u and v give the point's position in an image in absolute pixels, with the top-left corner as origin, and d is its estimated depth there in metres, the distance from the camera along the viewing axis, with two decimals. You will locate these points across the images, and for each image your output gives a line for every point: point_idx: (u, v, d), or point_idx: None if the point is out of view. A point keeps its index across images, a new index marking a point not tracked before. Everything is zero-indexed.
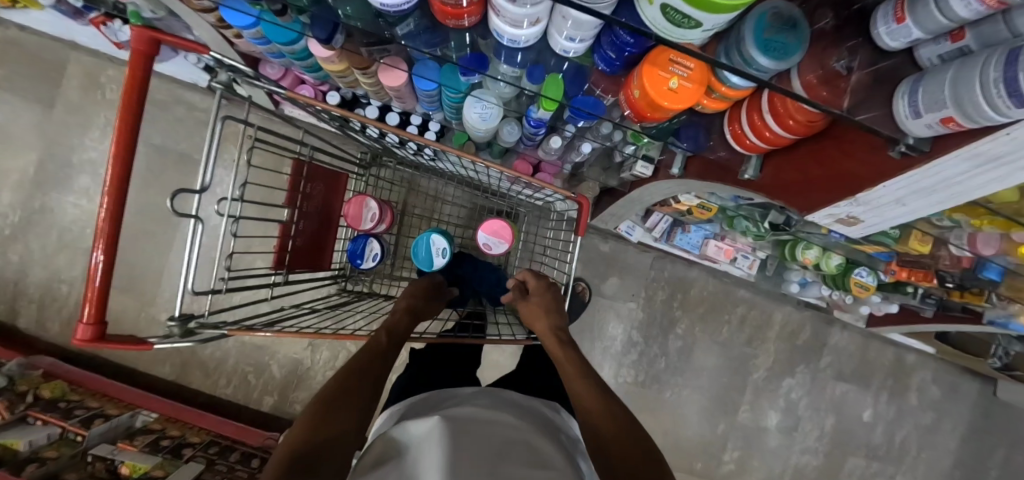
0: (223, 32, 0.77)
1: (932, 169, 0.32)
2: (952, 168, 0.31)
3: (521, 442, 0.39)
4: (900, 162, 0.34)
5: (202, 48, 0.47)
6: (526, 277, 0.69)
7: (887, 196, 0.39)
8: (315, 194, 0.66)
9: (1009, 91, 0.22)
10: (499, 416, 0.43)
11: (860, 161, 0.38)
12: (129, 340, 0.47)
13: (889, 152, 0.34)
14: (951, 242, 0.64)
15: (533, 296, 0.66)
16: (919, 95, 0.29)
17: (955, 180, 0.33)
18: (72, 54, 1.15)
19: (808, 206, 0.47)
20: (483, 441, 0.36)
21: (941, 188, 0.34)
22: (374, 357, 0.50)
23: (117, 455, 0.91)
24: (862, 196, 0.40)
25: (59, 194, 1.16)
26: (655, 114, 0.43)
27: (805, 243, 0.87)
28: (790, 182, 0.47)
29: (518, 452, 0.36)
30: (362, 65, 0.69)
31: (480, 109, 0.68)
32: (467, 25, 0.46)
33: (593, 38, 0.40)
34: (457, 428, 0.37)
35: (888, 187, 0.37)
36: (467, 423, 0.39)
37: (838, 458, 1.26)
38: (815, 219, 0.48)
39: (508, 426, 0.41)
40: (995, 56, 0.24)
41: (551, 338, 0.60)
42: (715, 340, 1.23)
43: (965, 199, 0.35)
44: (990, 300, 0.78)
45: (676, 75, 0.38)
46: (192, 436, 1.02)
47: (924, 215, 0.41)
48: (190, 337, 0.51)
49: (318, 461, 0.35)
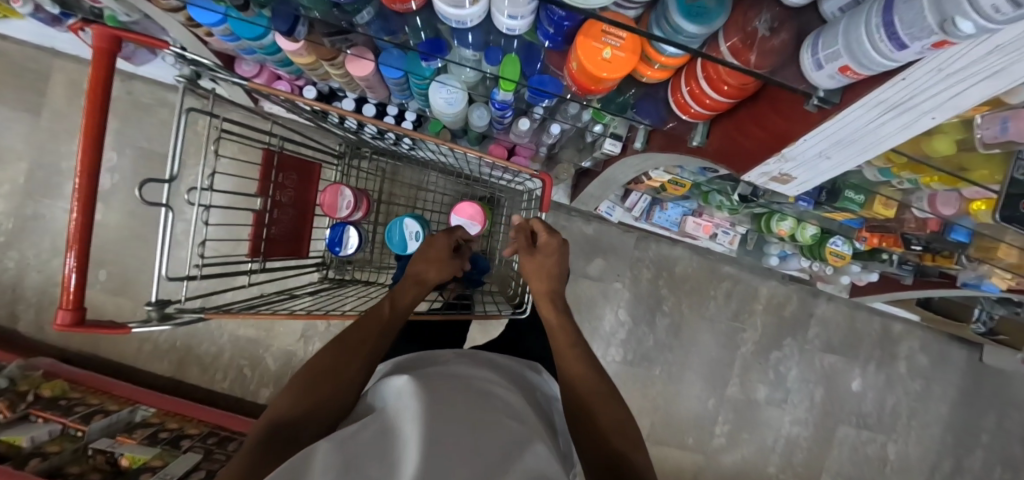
0: (194, 30, 0.78)
1: (843, 121, 0.34)
2: (862, 118, 0.33)
3: (495, 396, 0.40)
4: (816, 116, 0.35)
5: (163, 43, 0.48)
6: (536, 226, 0.61)
7: (811, 152, 0.40)
8: (288, 183, 0.67)
9: (889, 34, 0.23)
10: (474, 375, 0.43)
11: (787, 119, 0.39)
12: (109, 324, 0.49)
13: (807, 107, 0.35)
14: (914, 205, 0.65)
15: (540, 252, 0.59)
16: (820, 47, 0.30)
17: (867, 132, 0.34)
18: (56, 62, 1.17)
19: (743, 168, 0.49)
20: (457, 392, 0.37)
21: (855, 142, 0.36)
22: (374, 333, 0.48)
23: (116, 448, 0.93)
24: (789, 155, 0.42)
25: (51, 200, 1.19)
26: (598, 86, 0.45)
27: (779, 215, 0.88)
28: (730, 146, 0.49)
29: (491, 404, 0.37)
30: (328, 56, 0.69)
31: (446, 93, 0.70)
32: (414, 7, 0.48)
33: (531, 13, 0.42)
34: (430, 386, 0.37)
35: (809, 141, 0.38)
36: (443, 380, 0.40)
37: (828, 428, 1.28)
38: (750, 178, 0.49)
39: (484, 383, 0.42)
40: (878, 2, 0.25)
41: (546, 303, 0.55)
42: (701, 317, 1.25)
43: (883, 149, 0.36)
44: (960, 263, 0.79)
45: (609, 45, 0.40)
46: (190, 428, 1.06)
47: (844, 171, 0.43)
48: (167, 321, 0.53)
49: (301, 432, 0.37)
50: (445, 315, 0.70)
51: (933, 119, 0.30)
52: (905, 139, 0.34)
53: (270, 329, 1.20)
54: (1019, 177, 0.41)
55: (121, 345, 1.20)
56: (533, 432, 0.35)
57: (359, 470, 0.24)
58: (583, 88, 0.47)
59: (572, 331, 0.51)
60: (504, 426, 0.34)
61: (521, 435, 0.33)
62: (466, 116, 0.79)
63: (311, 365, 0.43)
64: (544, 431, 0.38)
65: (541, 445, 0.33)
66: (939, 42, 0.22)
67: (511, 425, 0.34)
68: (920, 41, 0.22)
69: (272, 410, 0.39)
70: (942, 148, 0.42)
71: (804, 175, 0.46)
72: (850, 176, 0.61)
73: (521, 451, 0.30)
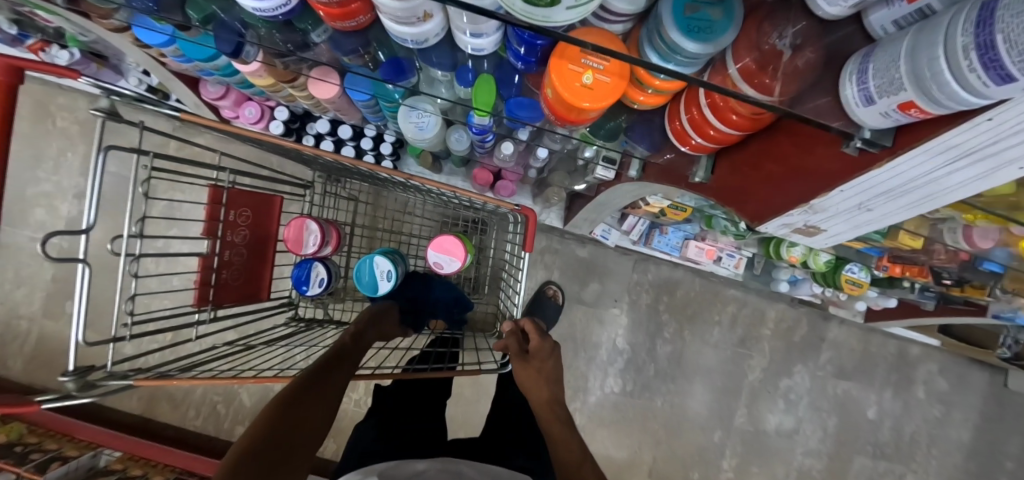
0: (148, 52, 0.69)
1: (894, 167, 0.26)
2: (922, 165, 0.25)
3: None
4: (858, 159, 0.28)
5: (74, 73, 0.42)
6: (526, 326, 0.55)
7: (848, 199, 0.33)
8: (241, 221, 0.60)
9: (986, 62, 0.16)
10: None
11: (815, 161, 0.32)
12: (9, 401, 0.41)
13: (848, 148, 0.27)
14: (947, 240, 0.58)
15: (534, 358, 0.52)
16: (869, 74, 0.22)
17: (928, 181, 0.26)
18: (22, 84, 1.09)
19: (762, 213, 0.41)
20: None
21: (910, 190, 0.28)
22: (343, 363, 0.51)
23: None
24: (817, 202, 0.35)
25: (15, 228, 1.12)
26: (579, 117, 0.37)
27: (789, 240, 0.80)
28: (740, 185, 0.42)
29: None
30: (286, 78, 0.62)
31: (416, 118, 0.63)
32: (364, 23, 0.40)
33: (496, 31, 0.35)
34: None
35: (848, 190, 0.31)
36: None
37: (844, 460, 1.18)
38: (767, 228, 0.43)
39: None
40: (966, 10, 0.17)
41: (547, 415, 0.49)
42: (705, 342, 1.16)
43: (952, 198, 0.28)
44: (994, 293, 0.70)
45: (589, 69, 0.33)
46: (155, 476, 0.96)
47: (892, 221, 0.35)
48: (89, 391, 0.45)
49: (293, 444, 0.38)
50: (421, 368, 0.62)
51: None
52: (981, 189, 0.26)
53: None
54: None
55: None
56: None
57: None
58: (564, 118, 0.40)
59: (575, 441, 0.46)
60: None
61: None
62: (445, 140, 0.72)
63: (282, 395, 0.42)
64: None
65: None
66: None
67: None
68: None
69: (247, 432, 0.37)
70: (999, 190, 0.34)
71: (838, 221, 0.38)
72: None
73: None
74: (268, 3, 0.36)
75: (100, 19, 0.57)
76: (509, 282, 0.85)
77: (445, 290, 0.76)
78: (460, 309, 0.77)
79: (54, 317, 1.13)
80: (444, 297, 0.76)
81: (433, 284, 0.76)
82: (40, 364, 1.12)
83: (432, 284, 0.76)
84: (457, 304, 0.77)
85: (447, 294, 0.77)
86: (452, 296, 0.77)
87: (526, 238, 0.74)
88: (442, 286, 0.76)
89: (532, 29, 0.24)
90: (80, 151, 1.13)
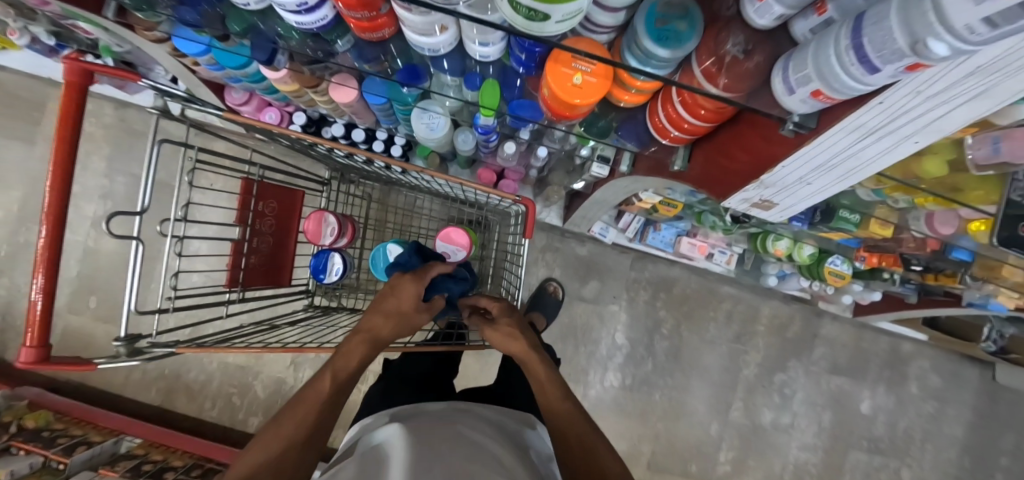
0: (181, 60, 0.74)
1: (821, 144, 0.32)
2: (839, 144, 0.30)
3: (493, 454, 0.35)
4: (793, 140, 0.33)
5: (135, 75, 0.49)
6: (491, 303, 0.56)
7: (790, 176, 0.38)
8: (268, 212, 0.67)
9: (860, 57, 0.22)
10: (474, 437, 0.38)
11: (761, 145, 0.38)
12: (73, 361, 0.47)
13: (783, 132, 0.33)
14: (912, 226, 0.63)
15: (502, 324, 0.51)
16: (789, 71, 0.28)
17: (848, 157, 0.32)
18: (50, 90, 1.14)
19: (726, 191, 0.47)
20: (439, 457, 0.32)
21: (836, 166, 0.34)
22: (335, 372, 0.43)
23: None
24: (767, 179, 0.41)
25: (38, 227, 1.17)
26: (572, 112, 0.43)
27: (774, 234, 0.86)
28: (710, 170, 0.48)
29: (482, 461, 0.33)
30: (311, 83, 0.68)
31: (427, 119, 0.69)
32: (387, 35, 0.47)
33: (501, 40, 0.41)
34: (426, 459, 0.32)
35: (788, 167, 0.37)
36: (425, 438, 0.36)
37: (838, 455, 1.15)
38: (730, 203, 0.48)
39: (476, 438, 0.37)
40: (846, 21, 0.23)
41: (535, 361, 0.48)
42: (701, 338, 1.17)
43: (866, 174, 0.34)
44: (964, 282, 0.75)
45: (579, 71, 0.39)
46: (174, 460, 1.02)
47: (827, 195, 0.40)
48: (137, 356, 0.50)
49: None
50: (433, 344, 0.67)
51: (917, 142, 0.28)
52: (889, 163, 0.32)
53: (260, 356, 1.19)
54: (1017, 200, 0.39)
55: (110, 372, 1.18)
56: None
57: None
58: (557, 114, 0.45)
59: (561, 386, 0.46)
60: None
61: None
62: (452, 141, 0.79)
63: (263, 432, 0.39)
64: None
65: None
66: (913, 66, 0.21)
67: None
68: (893, 64, 0.21)
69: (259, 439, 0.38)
70: (935, 170, 0.40)
71: (785, 197, 0.44)
72: (843, 196, 0.63)
73: None
74: (311, 16, 0.42)
75: (145, 31, 0.62)
76: (512, 273, 0.92)
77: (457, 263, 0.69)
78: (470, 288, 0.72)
79: (78, 311, 1.19)
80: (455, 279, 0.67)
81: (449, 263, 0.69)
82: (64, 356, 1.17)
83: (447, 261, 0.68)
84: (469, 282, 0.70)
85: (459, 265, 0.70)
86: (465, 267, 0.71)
87: (526, 227, 0.81)
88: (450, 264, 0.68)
89: (530, 38, 0.30)
90: (105, 154, 1.19)
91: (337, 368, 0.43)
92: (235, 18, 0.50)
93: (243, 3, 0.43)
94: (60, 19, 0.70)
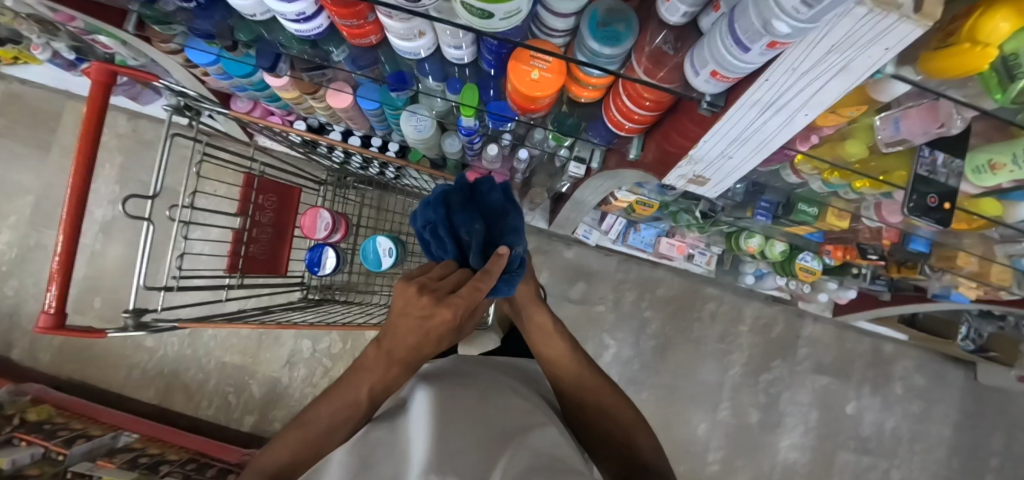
0: (193, 71, 0.81)
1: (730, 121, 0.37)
2: (743, 119, 0.36)
3: (498, 393, 0.45)
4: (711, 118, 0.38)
5: (153, 76, 0.55)
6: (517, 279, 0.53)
7: (712, 152, 0.44)
8: (268, 205, 0.73)
9: (734, 39, 0.28)
10: (482, 387, 0.45)
11: (683, 126, 0.44)
12: (85, 329, 0.52)
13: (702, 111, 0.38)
14: (864, 215, 0.68)
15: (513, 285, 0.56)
16: (693, 57, 0.34)
17: (754, 132, 0.37)
18: (68, 102, 1.21)
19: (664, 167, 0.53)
20: (458, 396, 0.40)
21: (748, 141, 0.39)
22: (367, 398, 0.38)
23: (94, 471, 0.90)
24: (694, 155, 0.46)
25: (48, 230, 1.22)
26: (534, 105, 0.49)
27: (747, 232, 0.90)
28: (657, 155, 0.53)
29: (494, 409, 0.41)
30: (310, 90, 0.75)
31: (415, 121, 0.75)
32: (375, 42, 0.53)
33: (470, 43, 0.47)
34: (449, 409, 0.37)
35: (709, 143, 0.42)
36: (441, 378, 0.43)
37: (825, 455, 1.15)
38: (669, 180, 0.54)
39: (484, 388, 0.45)
40: (727, 13, 0.29)
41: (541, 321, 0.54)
42: (687, 338, 1.18)
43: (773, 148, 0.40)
44: (925, 272, 0.78)
45: (536, 68, 0.45)
46: (172, 454, 1.04)
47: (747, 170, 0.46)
48: (143, 329, 0.55)
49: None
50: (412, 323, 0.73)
51: (807, 116, 0.33)
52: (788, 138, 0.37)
53: (257, 355, 1.22)
54: (925, 176, 0.42)
55: (111, 371, 1.21)
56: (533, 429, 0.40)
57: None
58: (523, 107, 0.51)
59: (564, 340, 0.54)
60: (516, 429, 0.39)
61: (519, 426, 0.40)
62: (439, 144, 0.85)
63: (286, 432, 0.38)
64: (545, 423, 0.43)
65: (539, 437, 0.39)
66: (771, 45, 0.26)
67: (514, 424, 0.39)
68: (756, 44, 0.27)
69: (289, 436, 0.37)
70: (856, 152, 0.46)
71: (714, 173, 0.49)
72: (800, 188, 0.68)
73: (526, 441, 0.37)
74: (308, 25, 0.49)
75: (160, 43, 0.70)
76: None
77: (472, 230, 0.43)
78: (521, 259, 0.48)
79: (82, 312, 1.23)
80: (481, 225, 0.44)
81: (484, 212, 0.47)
82: (67, 355, 1.21)
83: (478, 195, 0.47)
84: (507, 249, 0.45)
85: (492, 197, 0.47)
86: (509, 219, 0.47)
87: None
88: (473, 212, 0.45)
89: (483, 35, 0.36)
90: (117, 163, 1.23)
91: (372, 395, 0.38)
92: (240, 25, 0.57)
93: (250, 14, 0.50)
94: (85, 34, 0.78)
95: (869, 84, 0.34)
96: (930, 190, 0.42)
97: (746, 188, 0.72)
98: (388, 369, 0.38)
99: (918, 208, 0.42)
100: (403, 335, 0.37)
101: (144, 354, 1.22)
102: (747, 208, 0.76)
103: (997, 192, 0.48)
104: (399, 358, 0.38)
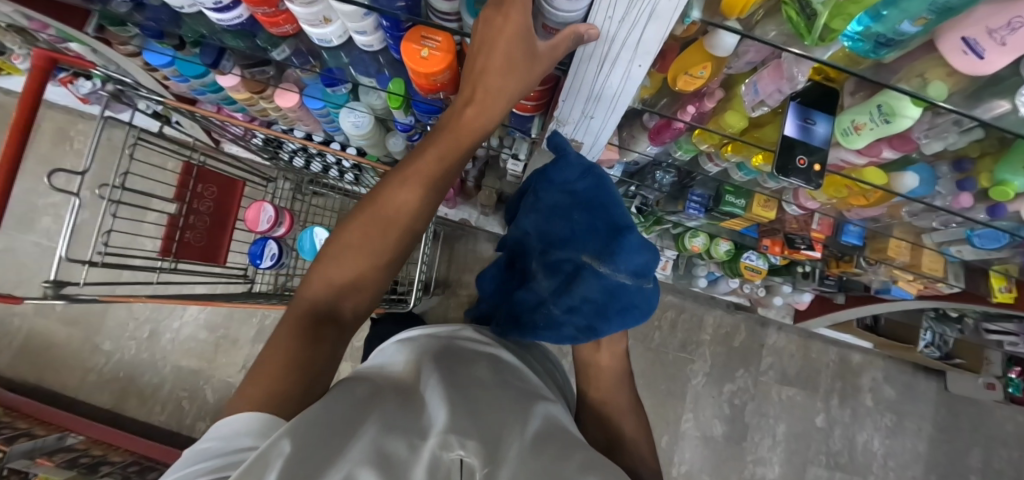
0: (154, 75, 0.87)
1: (577, 77, 0.39)
2: (591, 73, 0.38)
3: (505, 369, 0.42)
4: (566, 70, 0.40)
5: (89, 64, 0.59)
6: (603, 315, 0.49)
7: (576, 111, 0.46)
8: (207, 194, 0.75)
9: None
10: (491, 356, 0.43)
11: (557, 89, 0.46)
12: (3, 294, 0.51)
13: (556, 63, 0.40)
14: (785, 200, 0.68)
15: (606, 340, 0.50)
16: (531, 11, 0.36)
17: (603, 83, 0.39)
18: (45, 112, 1.27)
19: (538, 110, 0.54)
20: (477, 375, 0.37)
21: (600, 94, 0.41)
22: (427, 184, 0.38)
23: (31, 469, 0.92)
24: (562, 115, 0.48)
25: (21, 234, 1.25)
26: (432, 83, 0.51)
27: (691, 231, 0.89)
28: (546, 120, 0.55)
29: (506, 378, 0.40)
30: (258, 89, 0.78)
31: (354, 118, 0.79)
32: (292, 30, 0.57)
33: (370, 28, 0.50)
34: (457, 378, 0.35)
35: (568, 101, 0.44)
36: (443, 357, 0.39)
37: (797, 471, 1.09)
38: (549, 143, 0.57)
39: (497, 362, 0.43)
40: None
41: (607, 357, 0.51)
42: (648, 346, 1.13)
43: (626, 104, 0.43)
44: (861, 266, 0.78)
45: (426, 46, 0.46)
46: (114, 456, 1.02)
47: (612, 128, 0.49)
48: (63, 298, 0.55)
49: (341, 311, 0.36)
50: None
51: (643, 67, 0.35)
52: (636, 88, 0.39)
53: (213, 360, 1.20)
54: (792, 141, 0.42)
55: (63, 375, 1.18)
56: (540, 398, 0.40)
57: (390, 451, 0.22)
58: (425, 86, 0.53)
59: (619, 375, 0.52)
60: (521, 391, 0.38)
61: (530, 401, 0.37)
62: (385, 143, 0.91)
63: (325, 263, 0.37)
64: (550, 396, 0.43)
65: (548, 409, 0.38)
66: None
67: (519, 390, 0.39)
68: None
69: (339, 255, 0.37)
70: (735, 123, 0.47)
71: (586, 133, 0.52)
72: (723, 178, 0.68)
73: (540, 406, 0.37)
74: (228, 14, 0.52)
75: (120, 46, 0.75)
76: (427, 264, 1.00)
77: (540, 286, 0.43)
78: (644, 287, 0.40)
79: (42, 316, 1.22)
80: (549, 229, 0.43)
81: (566, 208, 0.42)
82: (21, 359, 1.19)
83: (538, 194, 0.44)
84: (593, 265, 0.40)
85: (582, 186, 0.43)
86: (614, 219, 0.41)
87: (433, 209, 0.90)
88: (546, 214, 0.43)
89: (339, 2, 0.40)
90: None
91: (443, 158, 0.37)
92: (184, 26, 0.62)
93: (179, 6, 0.54)
94: (60, 42, 0.82)
95: (706, 38, 0.36)
96: (798, 151, 0.42)
97: (676, 178, 0.73)
98: (453, 146, 0.37)
99: (789, 168, 0.42)
100: (487, 71, 0.33)
101: (99, 358, 1.20)
102: (679, 202, 0.77)
103: (884, 163, 0.50)
104: (467, 135, 0.37)
